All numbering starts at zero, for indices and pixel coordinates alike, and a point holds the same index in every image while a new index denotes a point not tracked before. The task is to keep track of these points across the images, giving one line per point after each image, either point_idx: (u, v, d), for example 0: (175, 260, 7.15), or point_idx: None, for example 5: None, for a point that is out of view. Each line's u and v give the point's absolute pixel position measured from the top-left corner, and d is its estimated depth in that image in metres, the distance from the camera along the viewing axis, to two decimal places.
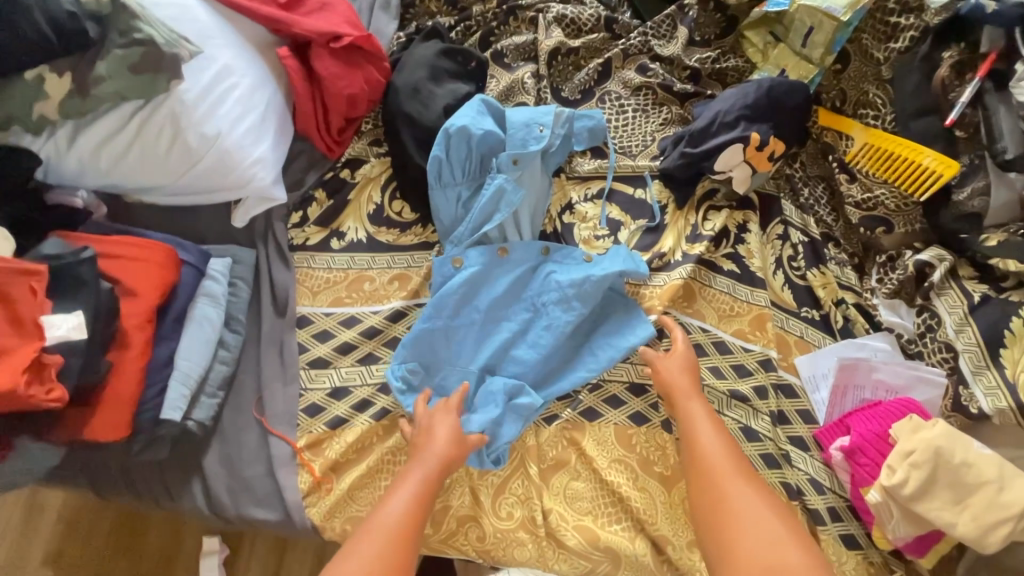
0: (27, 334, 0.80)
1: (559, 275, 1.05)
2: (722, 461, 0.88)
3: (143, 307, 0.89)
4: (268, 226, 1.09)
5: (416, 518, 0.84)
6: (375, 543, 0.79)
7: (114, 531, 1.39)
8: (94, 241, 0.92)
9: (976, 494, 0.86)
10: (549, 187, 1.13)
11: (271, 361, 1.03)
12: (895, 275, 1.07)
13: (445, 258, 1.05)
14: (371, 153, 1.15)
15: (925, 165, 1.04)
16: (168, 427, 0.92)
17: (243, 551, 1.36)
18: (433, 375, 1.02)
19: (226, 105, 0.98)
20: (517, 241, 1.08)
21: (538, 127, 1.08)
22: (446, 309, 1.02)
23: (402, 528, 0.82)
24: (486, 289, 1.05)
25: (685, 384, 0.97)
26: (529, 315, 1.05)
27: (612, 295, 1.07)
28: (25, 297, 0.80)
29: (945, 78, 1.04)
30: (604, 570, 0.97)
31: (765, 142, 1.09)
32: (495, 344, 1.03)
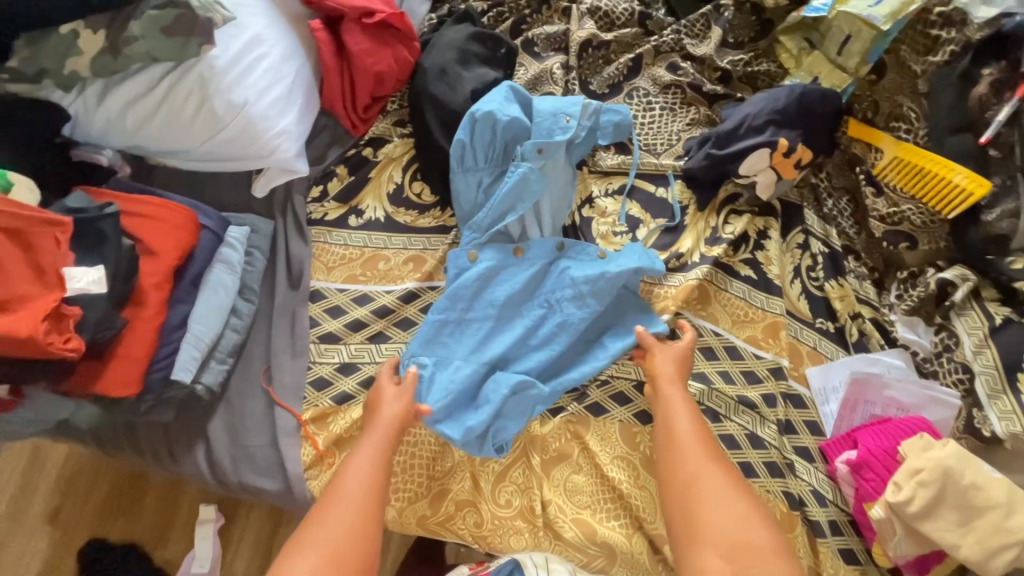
0: (49, 284, 0.80)
1: (577, 272, 1.04)
2: (693, 443, 0.88)
3: (161, 268, 0.89)
4: (288, 198, 1.10)
5: (379, 484, 0.85)
6: (341, 513, 0.81)
7: (108, 496, 1.42)
8: (117, 197, 0.92)
9: (983, 517, 0.85)
10: (573, 178, 1.12)
11: (282, 333, 1.04)
12: (915, 292, 1.05)
13: (461, 252, 1.05)
14: (395, 133, 1.14)
15: (956, 182, 1.01)
16: (177, 389, 0.92)
17: (237, 523, 1.38)
18: (441, 369, 0.99)
19: (255, 74, 0.98)
20: (534, 239, 1.07)
21: (564, 117, 1.07)
22: (461, 301, 1.02)
23: (367, 489, 0.84)
24: (501, 281, 1.04)
25: (671, 370, 0.96)
26: (543, 310, 1.04)
27: (627, 294, 1.06)
28: (48, 247, 0.81)
29: (982, 95, 1.00)
30: (598, 565, 0.97)
31: (793, 149, 1.08)
32: (507, 338, 1.02)
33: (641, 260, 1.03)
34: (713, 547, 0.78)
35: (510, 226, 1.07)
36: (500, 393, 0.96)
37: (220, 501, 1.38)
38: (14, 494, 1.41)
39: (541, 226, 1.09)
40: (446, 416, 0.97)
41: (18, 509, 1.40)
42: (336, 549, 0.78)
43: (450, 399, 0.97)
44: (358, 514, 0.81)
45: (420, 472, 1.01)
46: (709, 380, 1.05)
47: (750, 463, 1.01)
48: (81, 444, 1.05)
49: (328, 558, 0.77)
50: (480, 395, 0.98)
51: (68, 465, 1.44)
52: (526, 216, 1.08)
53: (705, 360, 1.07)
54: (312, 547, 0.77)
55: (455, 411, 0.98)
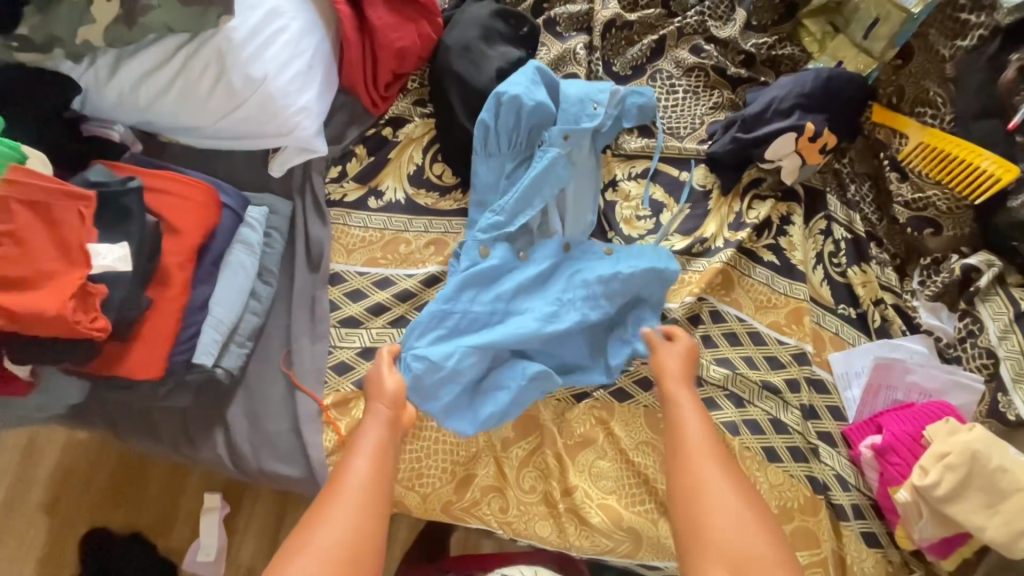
0: (74, 261, 0.77)
1: (588, 276, 1.01)
2: (703, 444, 0.81)
3: (185, 246, 0.87)
4: (307, 178, 1.06)
5: (382, 482, 0.79)
6: (339, 513, 0.74)
7: (103, 494, 1.38)
8: (139, 172, 0.89)
9: (1010, 500, 0.85)
10: (597, 166, 1.10)
11: (302, 316, 1.01)
12: (939, 278, 1.05)
13: (478, 232, 1.02)
14: (415, 113, 1.11)
15: (982, 168, 1.01)
16: (198, 373, 0.89)
17: (242, 512, 1.36)
18: (444, 362, 0.93)
19: (274, 47, 0.94)
20: (539, 245, 1.04)
21: (592, 104, 1.05)
22: (466, 292, 0.99)
23: (371, 489, 0.78)
24: (509, 278, 1.01)
25: (677, 370, 0.90)
26: (553, 308, 0.99)
27: (640, 303, 1.02)
28: (72, 222, 0.77)
29: (1010, 82, 0.99)
30: (624, 550, 0.97)
31: (819, 134, 1.07)
32: (513, 327, 0.97)
33: (654, 261, 1.01)
34: (719, 559, 0.71)
35: (531, 219, 1.04)
36: (517, 380, 0.96)
37: (224, 489, 1.37)
38: (13, 482, 1.38)
39: (563, 220, 1.08)
40: (453, 411, 0.95)
41: (18, 497, 1.37)
42: (336, 554, 0.71)
43: (455, 395, 0.95)
44: (360, 513, 0.75)
45: (443, 458, 1.00)
46: (733, 365, 1.05)
47: (774, 448, 1.01)
48: (92, 430, 1.01)
49: (328, 564, 0.70)
50: (492, 381, 0.97)
51: (68, 452, 1.41)
52: (549, 207, 1.06)
53: (729, 346, 1.06)
54: (310, 550, 0.71)
55: (458, 405, 0.95)
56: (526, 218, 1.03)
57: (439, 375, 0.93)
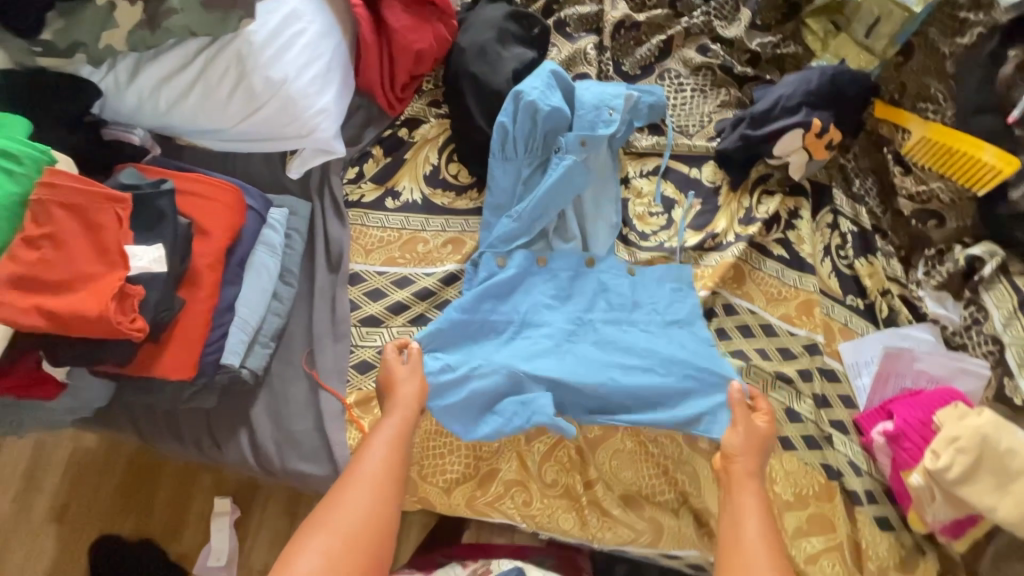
0: (113, 263, 0.78)
1: (613, 296, 1.05)
2: (761, 551, 0.77)
3: (214, 248, 0.87)
4: (325, 178, 1.08)
5: (394, 469, 0.83)
6: (353, 495, 0.79)
7: (113, 502, 1.38)
8: (171, 174, 0.90)
9: (1020, 480, 0.88)
10: (616, 165, 1.13)
11: (322, 316, 1.02)
12: (944, 267, 1.08)
13: (494, 240, 1.05)
14: (430, 114, 1.13)
15: (984, 161, 1.02)
16: (225, 374, 0.90)
17: (254, 515, 1.36)
18: (459, 365, 0.96)
19: (294, 50, 0.95)
20: (558, 250, 1.07)
21: (607, 111, 1.07)
22: (487, 302, 1.01)
23: (387, 475, 0.82)
24: (528, 288, 1.04)
25: (750, 467, 0.86)
26: (574, 326, 1.02)
27: (677, 325, 1.03)
28: (110, 225, 0.78)
29: (1009, 78, 1.01)
30: (646, 541, 0.98)
31: (826, 130, 1.10)
32: (532, 347, 0.99)
33: (674, 284, 1.05)
34: None
35: (549, 222, 1.07)
36: (520, 421, 0.95)
37: (235, 493, 1.38)
38: (23, 489, 1.38)
39: (582, 221, 1.10)
40: (455, 416, 0.96)
41: (28, 504, 1.37)
42: (350, 534, 0.76)
43: (462, 403, 0.95)
44: (373, 496, 0.80)
45: (466, 453, 1.01)
46: (748, 357, 1.07)
47: (788, 436, 1.04)
48: (113, 432, 1.02)
49: (341, 541, 0.76)
50: (496, 403, 0.97)
51: (75, 462, 1.40)
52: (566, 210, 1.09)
53: (742, 338, 1.09)
54: (325, 527, 0.76)
55: (460, 412, 0.96)
56: (542, 223, 1.06)
57: (452, 379, 0.95)
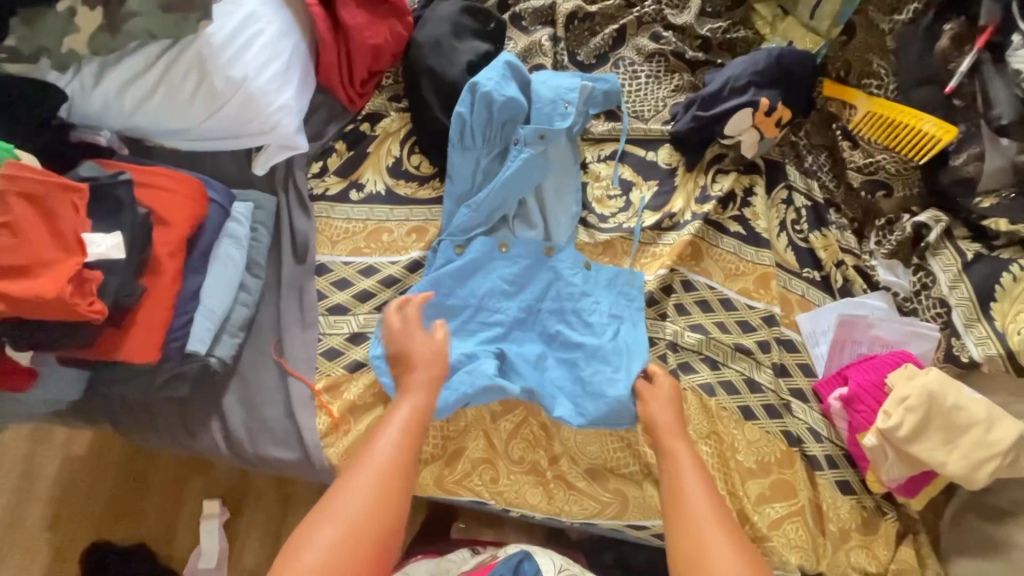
0: (70, 249, 0.81)
1: (563, 285, 1.08)
2: (700, 499, 0.79)
3: (176, 237, 0.91)
4: (289, 174, 1.11)
5: (406, 459, 0.79)
6: (361, 482, 0.75)
7: (110, 501, 1.40)
8: (130, 168, 0.93)
9: (966, 434, 0.91)
10: (575, 156, 1.15)
11: (291, 305, 1.06)
12: (893, 236, 1.11)
13: (454, 230, 1.09)
14: (391, 108, 1.16)
15: (925, 130, 1.07)
16: (192, 362, 0.94)
17: (245, 513, 1.39)
18: None
19: (252, 50, 1.00)
20: (520, 237, 1.11)
21: (563, 104, 1.11)
22: (442, 289, 1.05)
23: (395, 464, 0.77)
24: (489, 272, 1.08)
25: (671, 421, 0.90)
26: (523, 314, 1.07)
27: (618, 323, 1.06)
28: (67, 212, 0.82)
29: (945, 49, 1.07)
30: (612, 512, 1.01)
31: (774, 108, 1.13)
32: (482, 332, 1.05)
33: (624, 288, 1.08)
34: None
35: (508, 210, 1.11)
36: (466, 389, 0.98)
37: (224, 495, 1.40)
38: (13, 498, 1.39)
39: (544, 209, 1.13)
40: None
41: (19, 510, 1.39)
42: (356, 522, 0.72)
43: None
44: (381, 484, 0.75)
45: (434, 434, 1.04)
46: (706, 331, 1.10)
47: (749, 406, 1.07)
48: (93, 427, 1.04)
49: (347, 531, 0.72)
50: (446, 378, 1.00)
51: (66, 467, 1.42)
52: (529, 195, 1.12)
53: (702, 312, 1.12)
54: (330, 519, 0.72)
55: None
56: (501, 212, 1.11)
57: None
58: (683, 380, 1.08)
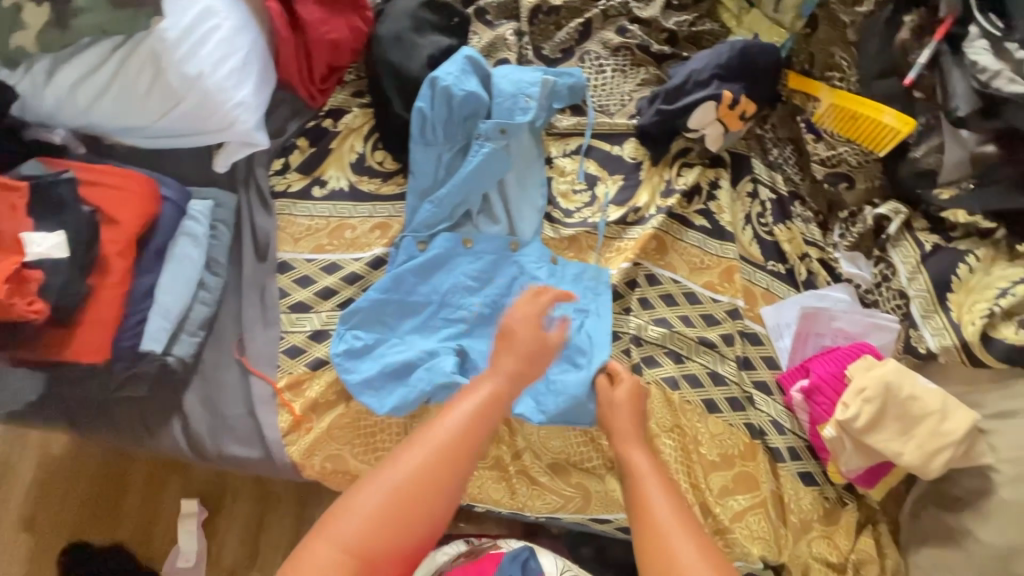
0: (9, 250, 0.84)
1: (527, 280, 1.08)
2: (666, 509, 0.73)
3: (123, 235, 0.90)
4: (250, 172, 1.10)
5: (466, 446, 0.71)
6: (419, 455, 0.70)
7: (88, 501, 1.39)
8: (78, 167, 0.93)
9: (921, 424, 0.92)
10: (539, 153, 1.16)
11: (252, 303, 1.05)
12: (856, 228, 1.12)
13: (417, 226, 1.09)
14: (353, 104, 1.16)
15: (885, 123, 1.08)
16: (148, 362, 0.93)
17: (224, 513, 1.39)
18: (376, 344, 1.02)
19: (207, 46, 0.98)
20: (483, 233, 1.11)
21: (525, 98, 1.12)
22: (404, 285, 1.05)
23: (456, 442, 0.71)
24: (453, 268, 1.08)
25: (628, 427, 0.83)
26: (488, 311, 1.05)
27: (583, 318, 1.05)
28: (7, 214, 0.85)
29: (905, 40, 1.08)
30: (575, 506, 1.02)
31: (737, 101, 1.13)
32: (445, 328, 1.04)
33: (590, 283, 1.08)
34: None
35: (471, 205, 1.11)
36: (427, 384, 0.98)
37: (202, 495, 1.40)
38: None
39: (508, 205, 1.14)
40: (368, 389, 0.99)
41: None
42: (403, 492, 0.69)
43: (377, 374, 1.00)
44: (438, 460, 0.70)
45: (397, 430, 1.03)
46: (670, 324, 1.10)
47: (713, 400, 1.07)
48: (52, 428, 1.03)
49: (392, 499, 0.68)
50: (407, 374, 1.00)
51: (44, 467, 1.41)
52: (493, 190, 1.13)
53: (666, 306, 1.12)
54: (375, 485, 0.69)
55: (375, 386, 0.99)
56: (464, 207, 1.10)
57: (368, 358, 1.01)
58: (647, 374, 1.08)
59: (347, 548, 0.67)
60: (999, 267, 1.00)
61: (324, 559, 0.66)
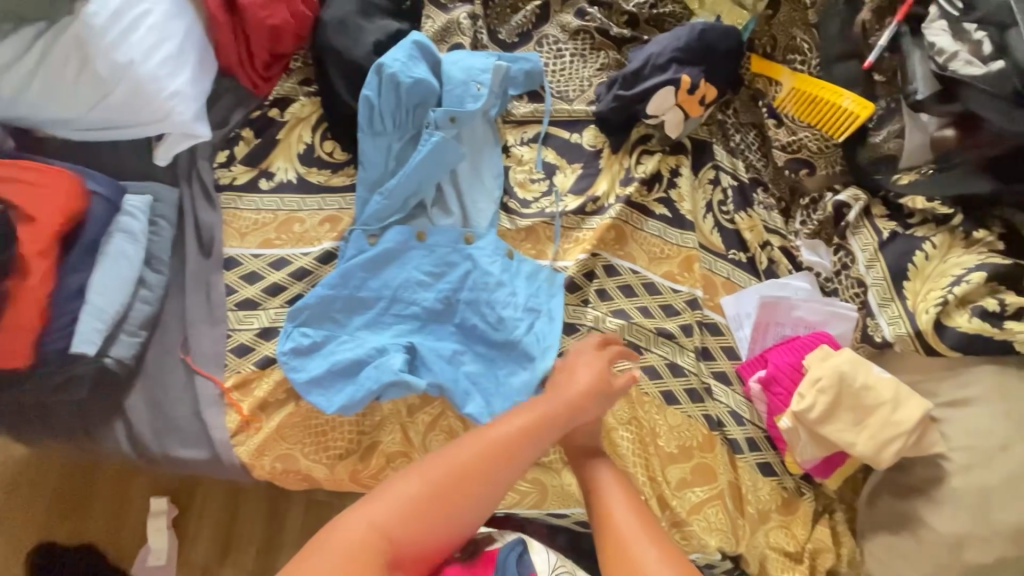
0: None
1: (479, 275, 1.04)
2: (633, 526, 0.82)
3: (40, 234, 0.87)
4: (193, 165, 1.07)
5: (504, 454, 0.80)
6: (465, 454, 0.79)
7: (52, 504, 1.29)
8: None
9: (874, 414, 0.91)
10: (496, 143, 1.14)
11: (197, 300, 1.02)
12: (817, 215, 1.10)
13: (367, 219, 1.05)
14: (301, 92, 1.11)
15: (844, 107, 1.06)
16: (84, 363, 0.91)
17: (195, 509, 1.32)
18: (325, 342, 1.00)
19: (138, 33, 0.94)
20: (437, 226, 1.08)
21: (475, 85, 1.09)
22: (353, 280, 1.02)
23: (499, 449, 0.80)
24: (404, 262, 1.05)
25: (591, 447, 0.92)
26: (440, 306, 1.03)
27: (536, 314, 1.03)
28: None
29: (866, 22, 1.05)
30: (531, 501, 1.00)
31: (696, 86, 1.11)
32: (396, 323, 1.02)
33: (544, 284, 1.06)
34: None
35: (423, 196, 1.08)
36: (376, 382, 0.96)
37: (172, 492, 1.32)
38: None
39: (462, 197, 1.11)
40: (315, 388, 0.97)
41: None
42: (442, 483, 0.78)
43: (325, 372, 0.97)
44: (478, 462, 0.79)
45: (350, 428, 1.01)
46: (629, 316, 1.08)
47: (672, 391, 1.06)
48: None
49: (429, 488, 0.77)
50: (356, 372, 0.98)
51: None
52: (446, 180, 1.10)
53: (625, 297, 1.10)
54: (415, 474, 0.78)
55: (324, 385, 0.97)
56: (417, 198, 1.07)
57: (317, 356, 0.99)
58: None
59: (378, 522, 0.74)
60: (955, 254, 0.99)
61: (353, 529, 0.74)
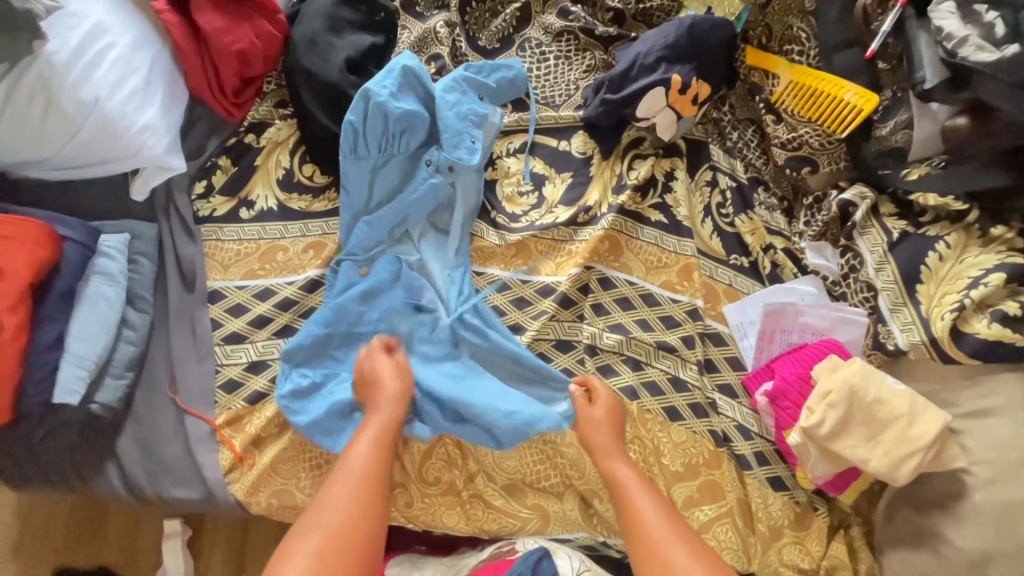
0: None
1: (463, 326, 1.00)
2: (657, 520, 0.78)
3: (12, 287, 0.85)
4: (170, 198, 1.04)
5: (378, 469, 0.81)
6: (342, 491, 0.77)
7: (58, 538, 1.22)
8: None
9: (888, 429, 0.87)
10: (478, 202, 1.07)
11: (181, 337, 1.00)
12: (821, 215, 1.04)
13: (354, 248, 1.02)
14: (276, 115, 1.09)
15: (846, 100, 1.01)
16: (70, 411, 0.89)
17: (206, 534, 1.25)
18: (324, 381, 0.97)
19: (103, 67, 0.92)
20: (425, 256, 1.04)
21: (470, 137, 1.03)
22: (348, 316, 0.99)
23: (368, 469, 0.80)
24: (393, 292, 1.01)
25: (606, 442, 0.88)
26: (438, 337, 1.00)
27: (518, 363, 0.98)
28: None
29: (867, 5, 1.00)
30: (534, 528, 0.97)
31: (687, 84, 1.04)
32: None
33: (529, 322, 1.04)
34: None
35: (412, 227, 1.05)
36: None
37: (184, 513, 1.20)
38: None
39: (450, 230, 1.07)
40: (318, 432, 0.94)
41: None
42: (334, 526, 0.74)
43: (325, 413, 0.94)
44: (355, 491, 0.78)
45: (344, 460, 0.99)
46: (626, 330, 1.04)
47: (675, 407, 1.01)
48: None
49: (328, 536, 0.73)
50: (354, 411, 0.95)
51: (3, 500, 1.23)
52: (436, 207, 1.06)
53: (622, 311, 1.05)
54: (310, 529, 0.74)
55: (326, 428, 0.95)
56: (404, 228, 1.04)
57: (316, 399, 0.96)
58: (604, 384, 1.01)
59: None
60: (971, 254, 0.93)
61: None
